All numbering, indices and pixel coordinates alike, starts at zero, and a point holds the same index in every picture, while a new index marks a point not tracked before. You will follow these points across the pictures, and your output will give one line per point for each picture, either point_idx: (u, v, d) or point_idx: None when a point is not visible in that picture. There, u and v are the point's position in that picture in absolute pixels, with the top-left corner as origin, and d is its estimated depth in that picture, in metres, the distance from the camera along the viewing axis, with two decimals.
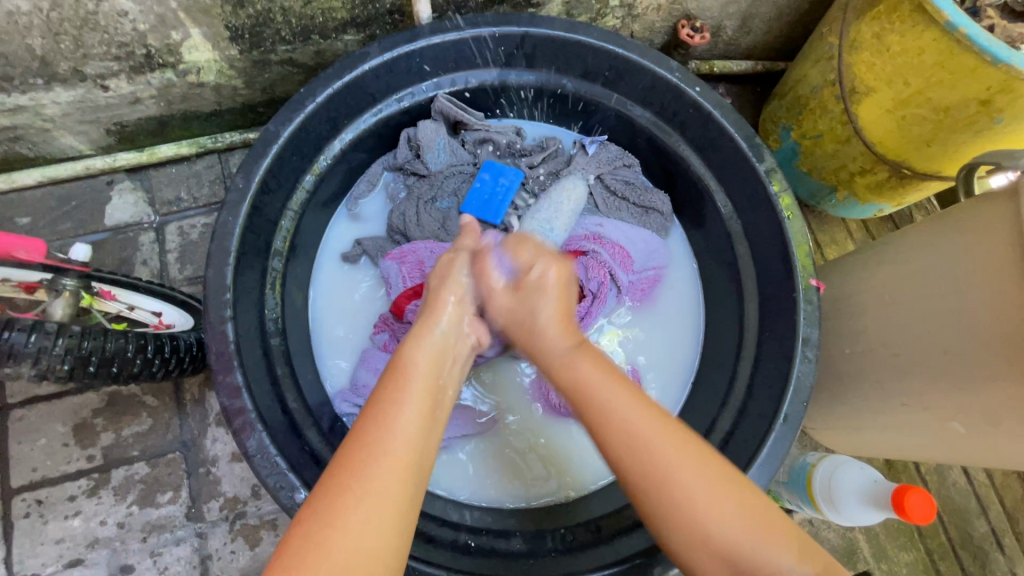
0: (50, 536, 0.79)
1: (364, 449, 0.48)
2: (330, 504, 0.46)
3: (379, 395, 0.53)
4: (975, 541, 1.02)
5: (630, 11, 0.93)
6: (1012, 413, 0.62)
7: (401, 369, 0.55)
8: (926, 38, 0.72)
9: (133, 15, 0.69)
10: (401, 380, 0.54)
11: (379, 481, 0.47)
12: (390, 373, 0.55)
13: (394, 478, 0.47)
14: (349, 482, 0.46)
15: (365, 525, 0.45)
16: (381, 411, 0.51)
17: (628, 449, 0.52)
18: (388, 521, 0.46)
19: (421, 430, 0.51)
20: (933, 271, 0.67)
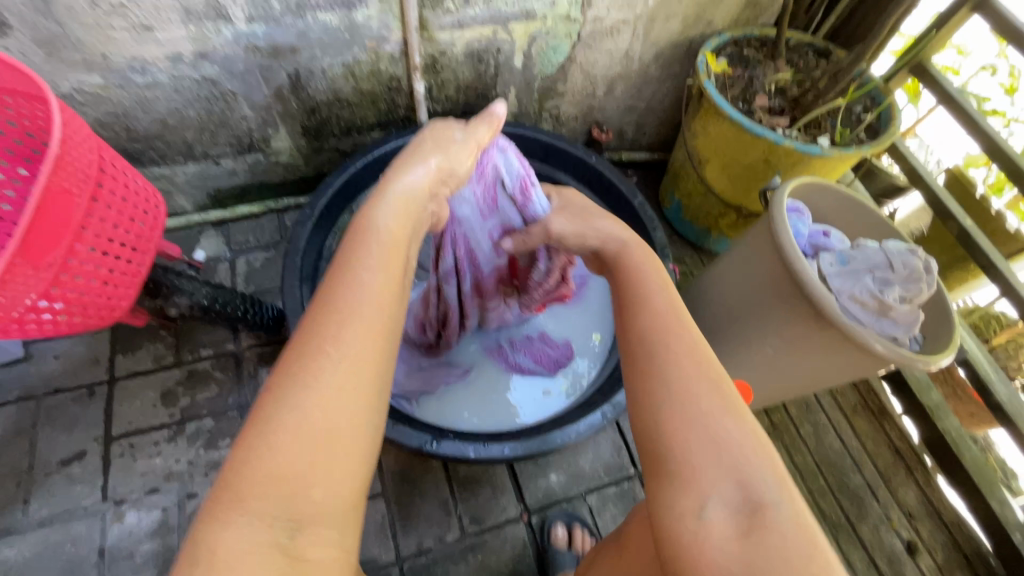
0: (138, 469, 1.06)
1: (327, 309, 0.54)
2: (310, 335, 0.52)
3: (341, 257, 0.59)
4: (851, 488, 1.28)
5: (557, 120, 1.43)
6: (791, 332, 0.97)
7: (366, 231, 0.61)
8: (723, 126, 1.19)
9: (250, 119, 1.14)
10: (362, 243, 0.60)
11: (342, 337, 0.52)
12: (358, 232, 0.61)
13: (354, 336, 0.53)
14: (317, 338, 0.52)
15: (322, 390, 0.49)
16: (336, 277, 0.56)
17: (653, 346, 0.61)
18: (347, 379, 0.51)
19: (367, 297, 0.55)
20: (740, 252, 1.05)
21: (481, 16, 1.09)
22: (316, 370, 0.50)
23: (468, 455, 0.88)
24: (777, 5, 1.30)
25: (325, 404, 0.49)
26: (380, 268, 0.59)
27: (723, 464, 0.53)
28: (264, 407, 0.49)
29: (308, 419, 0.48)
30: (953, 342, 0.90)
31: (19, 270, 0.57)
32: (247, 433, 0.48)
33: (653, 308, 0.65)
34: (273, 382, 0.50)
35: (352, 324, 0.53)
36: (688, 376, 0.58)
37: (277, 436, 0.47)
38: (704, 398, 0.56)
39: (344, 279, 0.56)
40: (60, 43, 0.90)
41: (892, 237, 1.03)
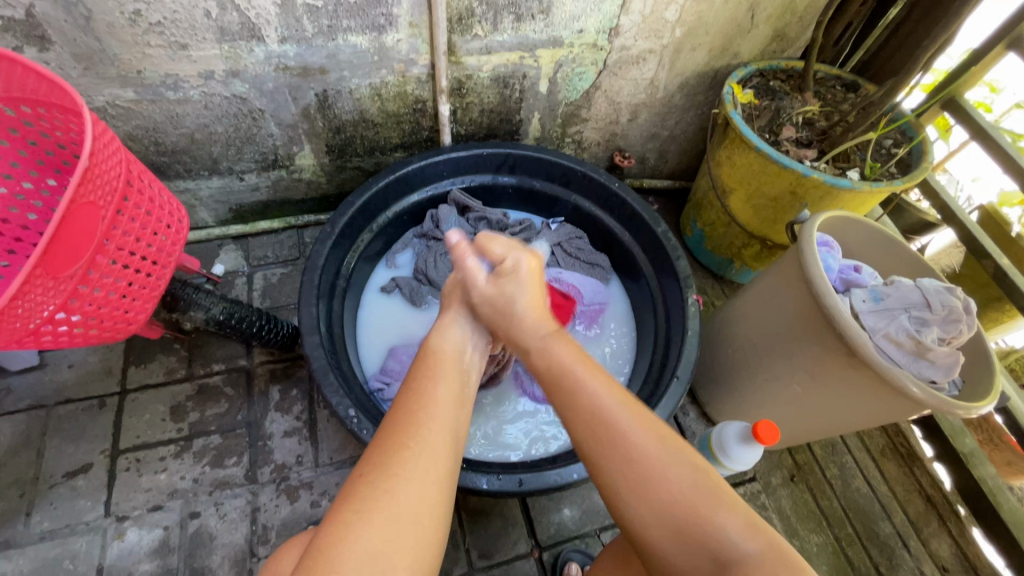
0: (142, 485, 1.04)
1: (408, 421, 0.61)
2: (389, 457, 0.58)
3: (417, 375, 0.69)
4: (881, 537, 1.21)
5: (580, 145, 1.42)
6: (820, 369, 0.93)
7: (432, 353, 0.74)
8: (748, 156, 1.17)
9: (276, 136, 1.15)
10: (432, 362, 0.72)
11: (426, 444, 0.60)
12: (422, 356, 0.74)
13: (439, 444, 0.60)
14: (404, 444, 0.59)
15: (410, 487, 0.56)
16: (420, 389, 0.66)
17: (603, 440, 0.61)
18: (429, 477, 0.57)
19: (440, 410, 0.64)
20: (765, 284, 1.02)
21: (509, 42, 1.10)
22: (406, 472, 0.56)
23: (481, 487, 0.85)
24: (805, 38, 1.29)
25: (413, 500, 0.55)
26: (453, 382, 0.69)
27: (681, 527, 0.56)
28: (358, 501, 0.54)
29: (394, 516, 0.54)
30: (994, 391, 0.85)
31: (40, 281, 0.57)
32: (337, 526, 0.53)
33: (592, 395, 0.64)
34: (362, 476, 0.57)
35: (434, 431, 0.61)
36: (640, 449, 0.60)
37: (369, 530, 0.52)
38: (664, 464, 0.58)
39: (426, 390, 0.66)
40: (97, 58, 0.92)
41: (926, 274, 0.99)
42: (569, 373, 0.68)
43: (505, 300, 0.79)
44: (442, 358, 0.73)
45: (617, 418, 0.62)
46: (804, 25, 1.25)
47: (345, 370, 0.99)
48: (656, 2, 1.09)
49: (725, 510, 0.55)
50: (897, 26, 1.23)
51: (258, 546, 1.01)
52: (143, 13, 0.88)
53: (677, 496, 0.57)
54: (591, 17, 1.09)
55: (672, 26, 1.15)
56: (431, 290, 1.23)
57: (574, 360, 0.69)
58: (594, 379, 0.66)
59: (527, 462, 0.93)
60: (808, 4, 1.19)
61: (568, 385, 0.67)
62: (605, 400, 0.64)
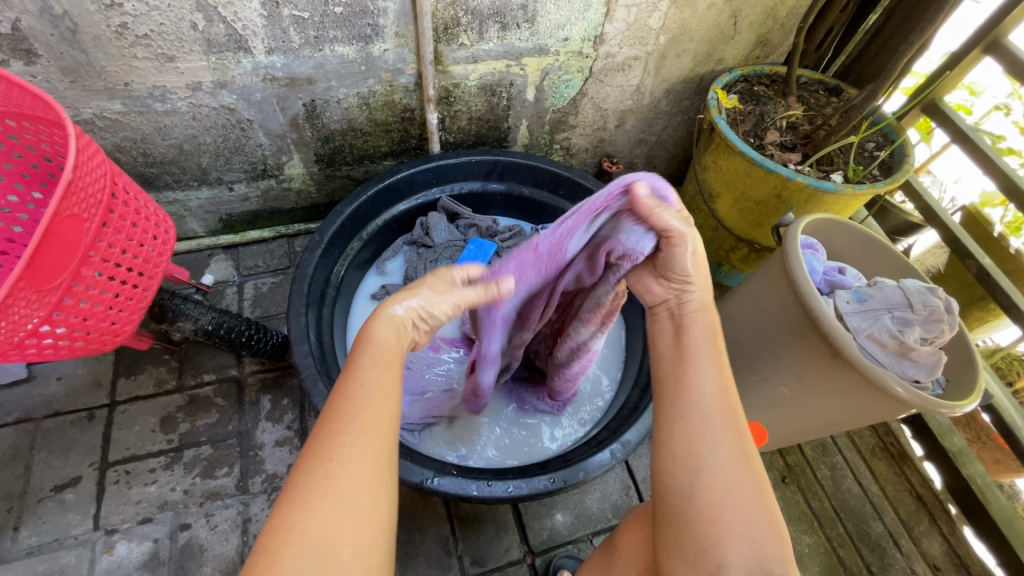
0: (132, 497, 1.03)
1: (343, 409, 0.57)
2: (325, 446, 0.54)
3: (352, 362, 0.62)
4: (872, 537, 1.22)
5: (568, 151, 1.43)
6: (806, 370, 0.94)
7: (365, 340, 0.64)
8: (735, 161, 1.18)
9: (264, 146, 1.15)
10: (371, 347, 0.63)
11: (360, 435, 0.56)
12: (356, 344, 0.64)
13: (373, 428, 0.57)
14: (340, 432, 0.55)
15: (350, 478, 0.53)
16: (356, 367, 0.61)
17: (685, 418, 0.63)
18: (371, 464, 0.55)
19: (381, 388, 0.59)
20: (753, 282, 1.03)
21: (495, 51, 1.11)
22: (344, 453, 0.54)
23: (471, 494, 0.85)
24: (787, 44, 1.31)
25: (353, 487, 0.53)
26: (394, 365, 0.63)
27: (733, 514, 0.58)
28: (296, 492, 0.52)
29: (332, 509, 0.51)
30: (977, 389, 0.87)
31: (24, 294, 0.57)
32: (279, 518, 0.51)
33: (703, 376, 0.66)
34: (299, 470, 0.54)
35: (366, 415, 0.57)
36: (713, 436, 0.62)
37: (310, 522, 0.50)
38: (737, 466, 0.61)
39: (363, 376, 0.60)
40: (84, 70, 0.92)
41: (909, 275, 1.00)
42: (692, 349, 0.68)
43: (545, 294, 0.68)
44: (381, 347, 0.63)
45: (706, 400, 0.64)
46: (786, 31, 1.27)
47: (336, 378, 0.99)
48: (640, 10, 1.11)
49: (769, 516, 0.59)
50: (877, 32, 1.25)
51: (249, 557, 1.00)
52: (130, 26, 0.88)
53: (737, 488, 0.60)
54: (575, 26, 1.11)
55: (656, 33, 1.16)
56: None
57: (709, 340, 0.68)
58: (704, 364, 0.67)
59: (518, 468, 0.93)
60: (789, 11, 1.22)
61: (683, 361, 0.67)
62: (703, 378, 0.65)
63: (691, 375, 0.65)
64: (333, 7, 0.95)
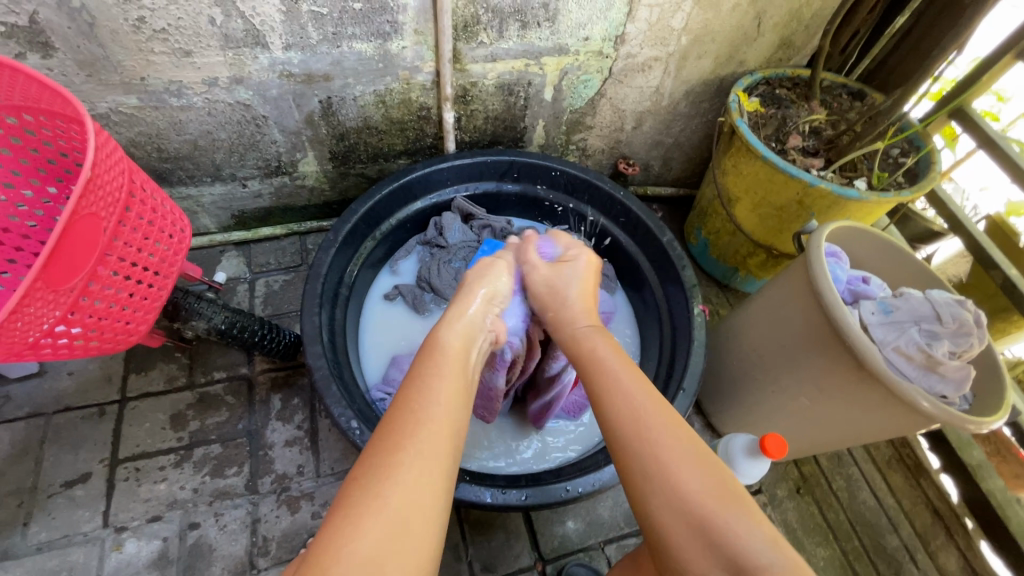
0: (141, 495, 1.02)
1: (407, 419, 0.58)
2: (385, 458, 0.54)
3: (419, 370, 0.65)
4: (888, 551, 1.19)
5: (584, 152, 1.41)
6: (826, 381, 0.92)
7: (435, 346, 0.69)
8: (756, 165, 1.16)
9: (279, 142, 1.14)
10: (434, 359, 0.67)
11: (422, 443, 0.56)
12: (425, 350, 0.69)
13: (436, 442, 0.57)
14: (400, 443, 0.55)
15: (407, 490, 0.52)
16: (421, 381, 0.63)
17: (635, 443, 0.61)
18: (430, 480, 0.54)
19: (445, 403, 0.61)
20: (771, 291, 1.01)
21: (514, 50, 1.09)
22: (402, 468, 0.53)
23: (485, 501, 0.83)
24: (810, 47, 1.29)
25: (408, 502, 0.52)
26: (456, 380, 0.65)
27: (705, 534, 0.54)
28: (350, 505, 0.51)
29: (390, 522, 0.50)
30: (1005, 405, 0.84)
31: (40, 294, 0.56)
32: (330, 530, 0.49)
33: (632, 396, 0.65)
34: (355, 480, 0.53)
35: (431, 428, 0.58)
36: (664, 452, 0.59)
37: (364, 533, 0.49)
38: (688, 468, 0.58)
39: (429, 388, 0.62)
40: (100, 65, 0.91)
41: (935, 285, 0.98)
42: (608, 369, 0.68)
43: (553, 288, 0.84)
44: (445, 354, 0.68)
45: (648, 417, 0.62)
46: (811, 33, 1.24)
47: (348, 380, 0.98)
48: (662, 11, 1.08)
49: (740, 515, 0.54)
50: (904, 35, 1.22)
51: (258, 557, 0.99)
52: (148, 20, 0.87)
53: (694, 494, 0.56)
54: (597, 25, 1.09)
55: (679, 34, 1.14)
56: (434, 298, 1.22)
57: (614, 359, 0.70)
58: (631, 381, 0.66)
59: (532, 475, 0.91)
60: (814, 13, 1.19)
61: (602, 377, 0.68)
62: (636, 396, 0.65)
63: (604, 389, 0.67)
64: (352, 4, 0.93)
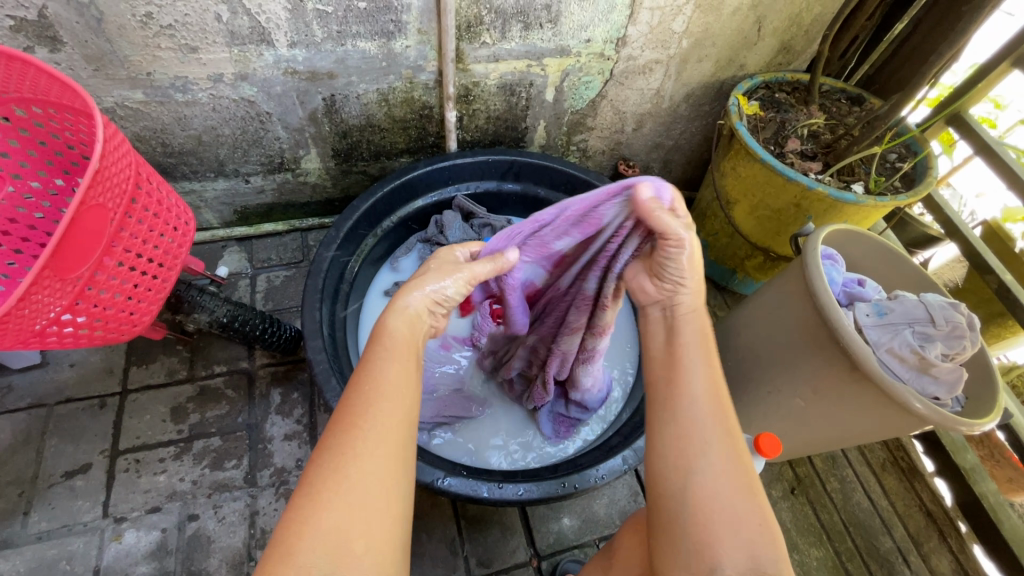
0: (141, 486, 1.03)
1: (359, 403, 0.57)
2: (342, 438, 0.55)
3: (367, 352, 0.63)
4: (881, 552, 1.20)
5: (585, 153, 1.42)
6: (821, 382, 0.93)
7: (386, 327, 0.66)
8: (755, 168, 1.16)
9: (282, 139, 1.15)
10: (389, 335, 0.65)
11: (378, 419, 0.57)
12: (375, 331, 0.65)
13: (391, 416, 0.57)
14: (358, 422, 0.56)
15: (363, 473, 0.53)
16: (373, 357, 0.62)
17: (688, 426, 0.63)
18: (387, 456, 0.55)
19: (399, 377, 0.61)
20: (770, 291, 1.02)
21: (517, 50, 1.10)
22: (357, 449, 0.54)
23: (481, 495, 0.84)
24: (811, 51, 1.30)
25: (368, 479, 0.53)
26: (409, 355, 0.64)
27: (727, 523, 0.58)
28: (311, 485, 0.52)
29: (349, 505, 0.52)
30: (998, 409, 0.85)
31: (47, 282, 0.57)
32: (295, 511, 0.51)
33: (691, 380, 0.66)
34: (314, 462, 0.54)
35: (388, 406, 0.58)
36: (711, 443, 0.62)
37: (327, 514, 0.51)
38: (729, 470, 0.61)
39: (381, 365, 0.61)
40: (107, 59, 0.92)
41: (930, 289, 0.99)
42: (674, 351, 0.69)
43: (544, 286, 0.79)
44: (401, 332, 0.66)
45: (704, 409, 0.64)
46: (811, 38, 1.25)
47: (348, 375, 0.99)
48: (664, 14, 1.10)
49: (764, 518, 0.59)
50: (903, 41, 1.23)
51: (256, 550, 1.00)
52: (155, 16, 0.88)
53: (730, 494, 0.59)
54: (599, 27, 1.10)
55: (680, 37, 1.15)
56: None
57: (672, 342, 0.71)
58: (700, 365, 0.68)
59: (528, 471, 0.92)
60: (814, 18, 1.20)
61: (673, 363, 0.68)
62: (696, 381, 0.66)
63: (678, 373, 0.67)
64: (357, 3, 0.94)
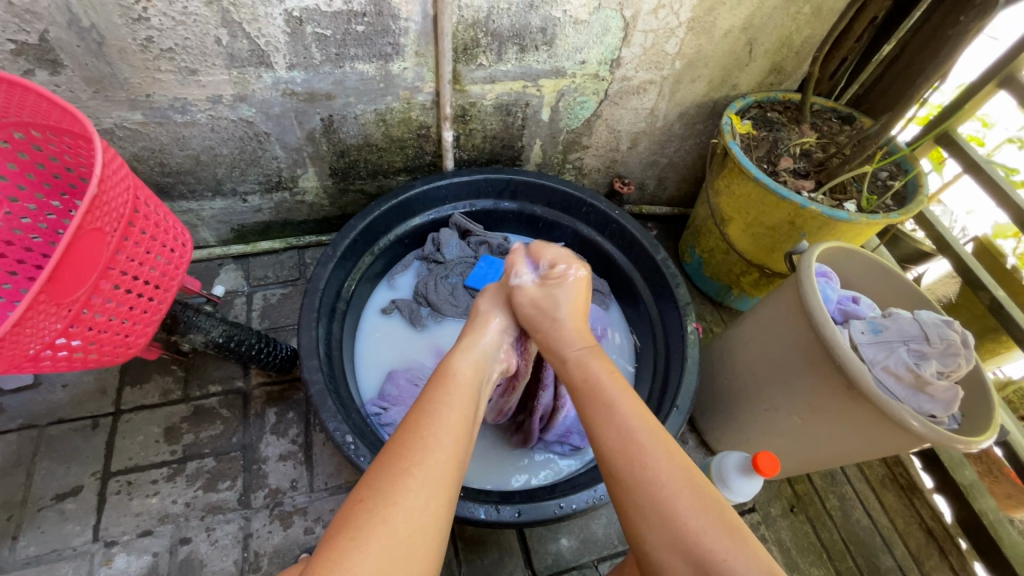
0: (133, 509, 1.02)
1: (417, 447, 0.58)
2: (391, 484, 0.54)
3: (427, 398, 0.66)
4: (882, 571, 1.19)
5: (580, 171, 1.44)
6: (820, 400, 0.93)
7: (445, 377, 0.71)
8: (748, 186, 1.18)
9: (280, 158, 1.16)
10: (448, 385, 0.68)
11: (431, 471, 0.56)
12: (436, 379, 0.70)
13: (446, 469, 0.58)
14: (410, 469, 0.56)
15: (411, 518, 0.53)
16: (433, 407, 0.64)
17: (636, 474, 0.62)
18: (432, 511, 0.54)
19: (456, 430, 0.62)
20: (767, 308, 1.02)
21: (513, 72, 1.12)
22: (405, 497, 0.53)
23: (479, 517, 0.83)
24: (801, 72, 1.32)
25: (412, 529, 0.52)
26: (465, 408, 0.65)
27: (694, 557, 0.57)
28: (353, 529, 0.51)
29: (390, 553, 0.50)
30: (993, 426, 0.85)
31: (42, 307, 0.57)
32: (329, 557, 0.49)
33: (623, 426, 0.66)
34: (361, 504, 0.53)
35: (442, 459, 0.58)
36: (662, 479, 0.61)
37: (364, 561, 0.49)
38: (681, 495, 0.60)
39: (437, 415, 0.63)
40: (107, 81, 0.93)
41: (924, 306, 0.99)
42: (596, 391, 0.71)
43: (551, 304, 0.86)
44: (458, 381, 0.70)
45: (639, 442, 0.64)
46: (800, 60, 1.28)
47: (344, 395, 0.98)
48: (657, 36, 1.12)
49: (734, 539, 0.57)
50: (891, 62, 1.26)
51: (249, 573, 0.98)
52: (155, 39, 0.89)
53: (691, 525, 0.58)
54: (593, 49, 1.12)
55: (672, 59, 1.17)
56: (431, 313, 1.24)
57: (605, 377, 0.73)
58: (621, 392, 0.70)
59: (525, 492, 0.91)
60: (804, 40, 1.23)
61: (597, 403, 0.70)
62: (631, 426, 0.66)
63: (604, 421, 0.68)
64: (356, 26, 0.96)
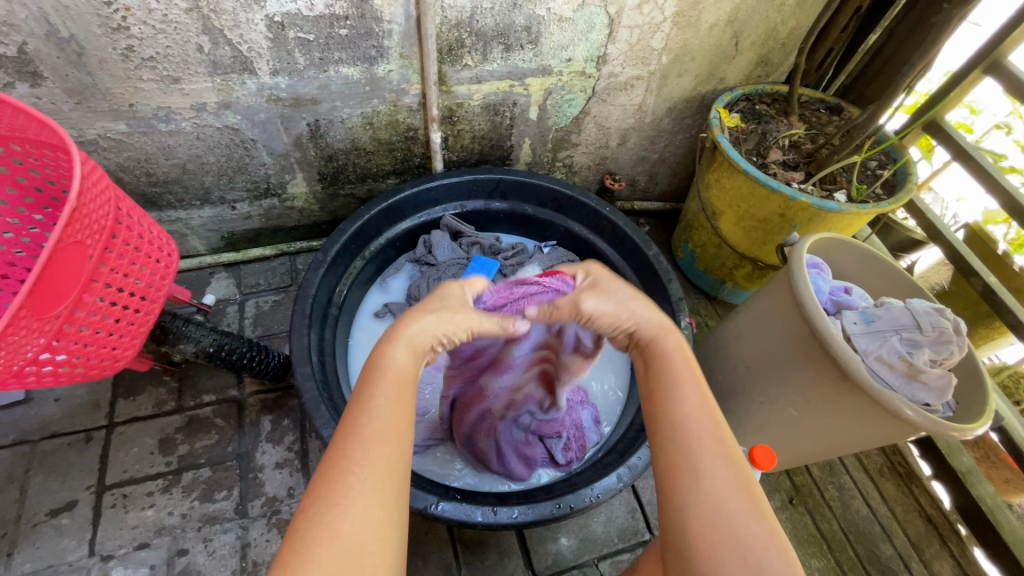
0: (128, 522, 1.01)
1: (351, 441, 0.55)
2: (331, 485, 0.51)
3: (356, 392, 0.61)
4: (882, 560, 1.19)
5: (571, 169, 1.43)
6: (814, 391, 0.92)
7: (376, 368, 0.63)
8: (739, 180, 1.17)
9: (267, 165, 1.15)
10: (374, 375, 0.62)
11: (370, 460, 0.54)
12: (365, 372, 0.63)
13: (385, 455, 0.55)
14: (349, 467, 0.53)
15: (357, 514, 0.50)
16: (362, 401, 0.59)
17: (685, 449, 0.58)
18: (379, 500, 0.52)
19: (388, 418, 0.58)
20: (759, 301, 1.02)
21: (498, 71, 1.12)
22: (349, 497, 0.51)
23: (476, 520, 0.83)
24: (788, 64, 1.32)
25: (355, 530, 0.49)
26: (400, 393, 0.61)
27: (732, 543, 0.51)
28: (298, 538, 0.48)
29: (343, 552, 0.48)
30: (989, 412, 0.85)
31: (24, 323, 0.56)
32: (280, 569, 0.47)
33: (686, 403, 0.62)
34: (301, 515, 0.50)
35: (381, 448, 0.55)
36: (714, 464, 0.56)
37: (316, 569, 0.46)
38: (723, 479, 0.55)
39: (371, 404, 0.58)
40: (89, 92, 0.92)
41: (915, 294, 1.00)
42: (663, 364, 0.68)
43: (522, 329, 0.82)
44: (390, 370, 0.63)
45: (701, 426, 0.60)
46: (787, 51, 1.27)
47: (338, 401, 0.98)
48: (642, 32, 1.11)
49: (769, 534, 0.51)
50: (877, 51, 1.26)
51: None
52: (136, 49, 0.89)
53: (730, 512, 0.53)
54: (578, 46, 1.11)
55: (659, 54, 1.17)
56: None
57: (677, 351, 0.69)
58: (686, 373, 0.66)
59: (522, 492, 0.91)
60: (790, 32, 1.23)
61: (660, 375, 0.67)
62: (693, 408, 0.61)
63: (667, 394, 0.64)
64: (339, 30, 0.95)
